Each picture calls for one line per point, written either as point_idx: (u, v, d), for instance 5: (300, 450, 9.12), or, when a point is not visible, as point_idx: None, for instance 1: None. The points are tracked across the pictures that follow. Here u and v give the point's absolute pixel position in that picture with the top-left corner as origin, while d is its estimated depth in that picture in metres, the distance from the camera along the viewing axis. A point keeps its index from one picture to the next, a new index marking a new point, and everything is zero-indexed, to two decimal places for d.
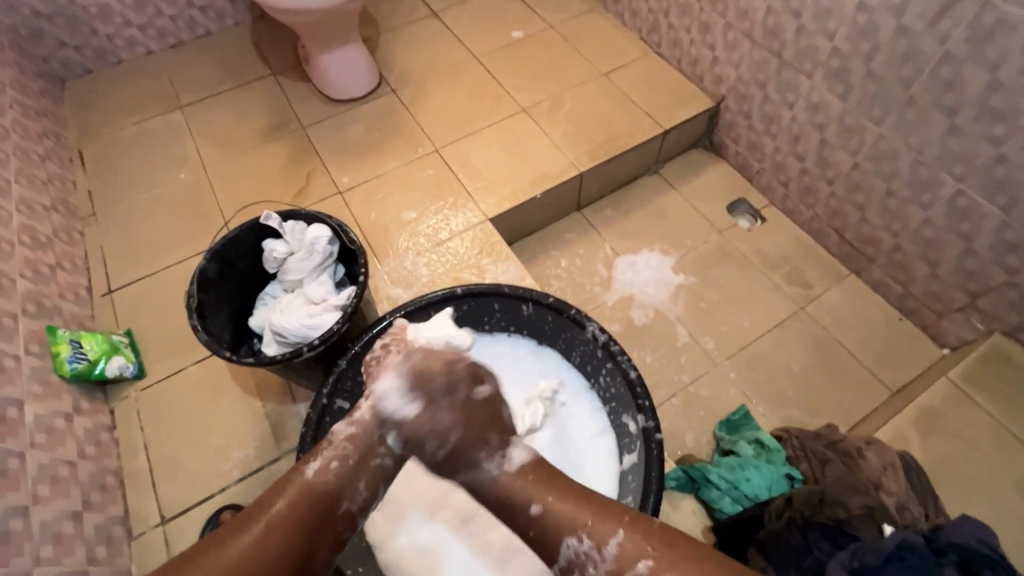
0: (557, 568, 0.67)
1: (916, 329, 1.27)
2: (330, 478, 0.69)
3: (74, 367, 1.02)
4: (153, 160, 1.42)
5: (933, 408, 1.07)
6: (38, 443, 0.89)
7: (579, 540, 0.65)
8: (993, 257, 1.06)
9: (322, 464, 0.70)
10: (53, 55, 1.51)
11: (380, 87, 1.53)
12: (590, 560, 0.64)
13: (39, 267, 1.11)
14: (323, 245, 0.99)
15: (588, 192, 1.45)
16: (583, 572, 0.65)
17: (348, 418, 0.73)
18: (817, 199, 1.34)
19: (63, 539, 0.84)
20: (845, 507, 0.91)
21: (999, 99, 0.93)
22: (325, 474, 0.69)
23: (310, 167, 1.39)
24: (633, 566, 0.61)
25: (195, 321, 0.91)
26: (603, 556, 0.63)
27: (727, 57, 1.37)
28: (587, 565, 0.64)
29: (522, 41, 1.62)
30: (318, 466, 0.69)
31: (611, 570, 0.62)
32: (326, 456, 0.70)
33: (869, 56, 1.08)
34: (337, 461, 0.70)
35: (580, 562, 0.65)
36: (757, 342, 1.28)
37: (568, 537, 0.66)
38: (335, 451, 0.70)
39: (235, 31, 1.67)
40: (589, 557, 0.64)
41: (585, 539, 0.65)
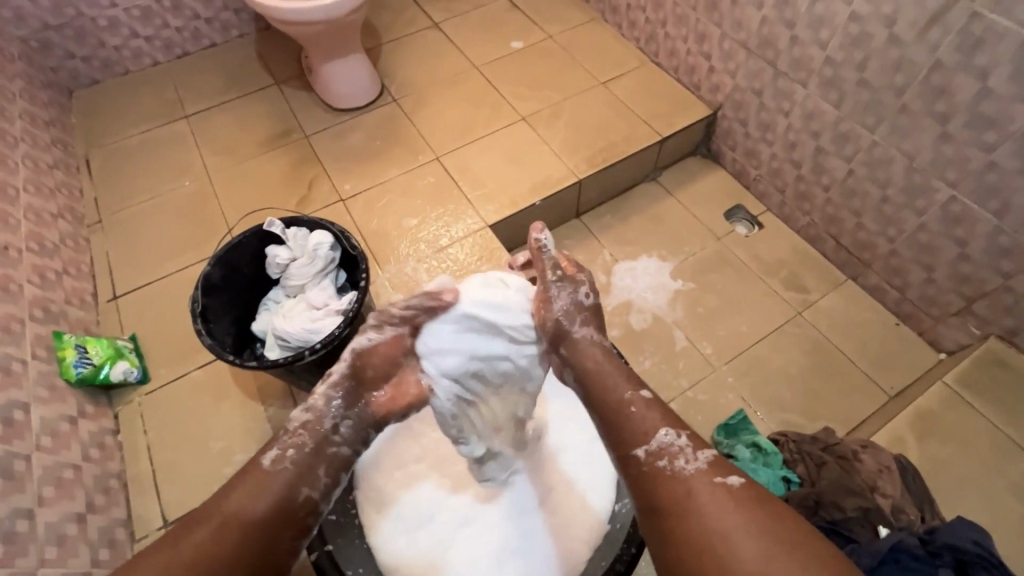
0: (645, 449, 0.65)
1: (913, 333, 1.28)
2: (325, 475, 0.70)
3: (80, 371, 1.03)
4: (157, 168, 1.44)
5: (930, 411, 1.08)
6: (44, 446, 0.90)
7: (676, 434, 0.65)
8: (987, 262, 1.07)
9: (278, 453, 0.70)
10: (62, 65, 1.54)
11: (382, 97, 1.56)
12: (682, 454, 0.63)
13: (46, 273, 1.13)
14: (325, 250, 1.00)
15: (587, 199, 1.47)
16: (670, 463, 0.63)
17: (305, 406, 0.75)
18: (813, 205, 1.36)
19: (66, 541, 0.85)
20: (840, 508, 0.92)
21: (990, 106, 0.95)
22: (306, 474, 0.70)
23: (312, 175, 1.41)
24: (719, 477, 0.61)
25: (199, 326, 0.93)
26: (695, 458, 0.63)
27: (723, 66, 1.40)
28: (677, 457, 0.63)
29: (522, 51, 1.64)
30: (272, 457, 0.69)
31: (703, 469, 0.62)
32: (283, 446, 0.71)
33: (862, 64, 1.10)
34: (293, 449, 0.71)
35: (671, 453, 0.64)
36: (755, 347, 1.29)
37: (665, 427, 0.65)
38: (291, 439, 0.71)
39: (239, 41, 1.70)
40: (680, 451, 0.64)
41: (683, 436, 0.64)
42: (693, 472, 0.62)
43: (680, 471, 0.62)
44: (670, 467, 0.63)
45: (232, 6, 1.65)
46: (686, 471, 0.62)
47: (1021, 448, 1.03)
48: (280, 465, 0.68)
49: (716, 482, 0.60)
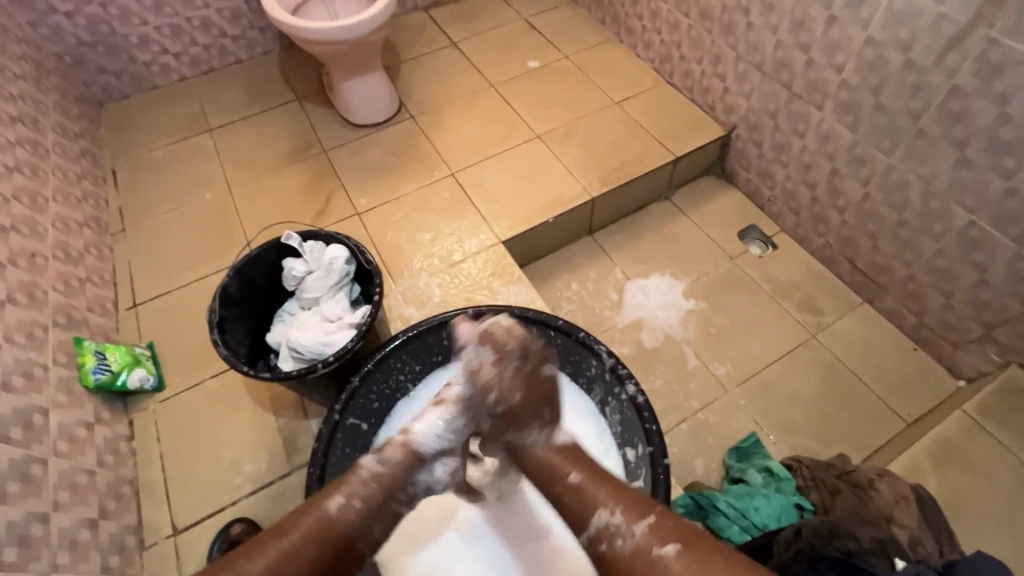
0: (585, 537, 0.67)
1: (932, 360, 1.26)
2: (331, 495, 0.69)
3: (98, 377, 1.05)
4: (180, 180, 1.48)
5: (948, 440, 1.05)
6: (61, 451, 0.92)
7: (611, 513, 0.66)
8: (1008, 288, 1.05)
9: (343, 500, 0.68)
10: (94, 80, 1.60)
11: (399, 113, 1.59)
12: (619, 534, 0.64)
13: (70, 280, 1.16)
14: (340, 264, 1.02)
15: (599, 217, 1.47)
16: (609, 545, 0.64)
17: (376, 456, 0.72)
18: (828, 227, 1.35)
19: (78, 547, 0.86)
20: (855, 539, 0.88)
21: (1008, 132, 0.95)
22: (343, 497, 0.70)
23: (329, 189, 1.44)
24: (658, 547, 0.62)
25: (215, 336, 0.94)
26: (631, 533, 0.64)
27: (738, 87, 1.40)
28: (615, 539, 0.64)
29: (538, 70, 1.67)
30: (340, 502, 0.68)
31: (641, 544, 0.63)
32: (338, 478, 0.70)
33: (878, 89, 1.10)
34: (358, 499, 0.69)
35: (609, 534, 0.65)
36: (768, 369, 1.27)
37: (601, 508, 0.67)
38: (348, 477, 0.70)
39: (264, 58, 1.75)
40: (618, 530, 0.65)
41: (617, 513, 0.65)
42: (631, 552, 0.63)
43: (621, 554, 0.63)
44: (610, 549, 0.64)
45: (258, 25, 1.70)
46: (625, 552, 0.63)
47: None
48: (347, 515, 0.67)
49: (652, 558, 0.61)
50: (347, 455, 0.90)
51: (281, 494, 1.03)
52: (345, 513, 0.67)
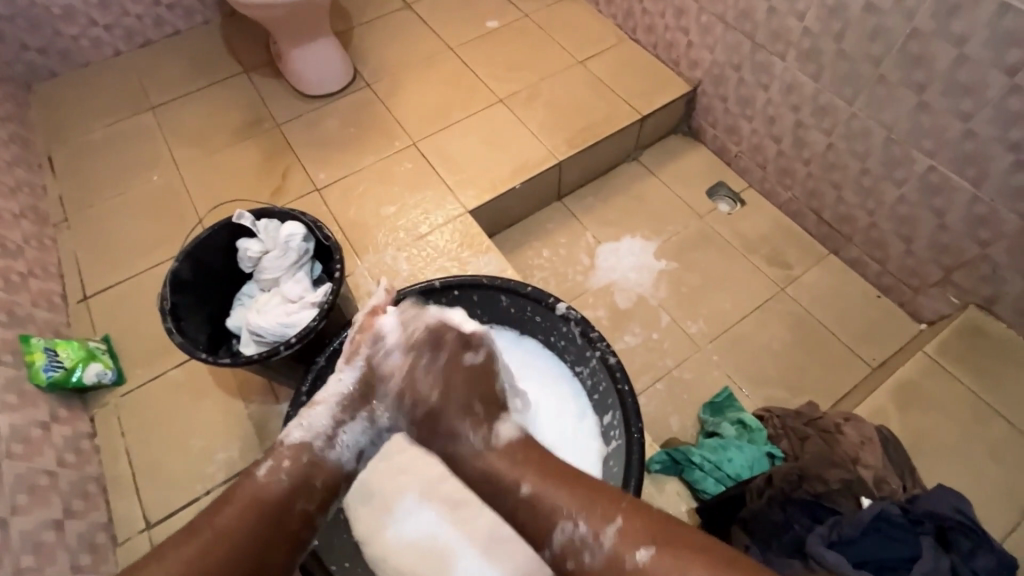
0: (550, 553, 0.67)
1: (895, 306, 1.29)
2: (283, 479, 0.71)
3: (50, 375, 1.00)
4: (123, 163, 1.39)
5: (911, 382, 1.08)
6: (14, 453, 0.87)
7: (570, 527, 0.66)
8: (967, 231, 1.07)
9: (274, 463, 0.73)
10: (17, 58, 1.48)
11: (354, 82, 1.51)
12: (585, 547, 0.64)
13: (9, 275, 1.09)
14: (297, 242, 0.97)
15: (568, 181, 1.45)
16: (577, 560, 0.65)
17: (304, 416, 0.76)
18: (794, 179, 1.35)
19: (43, 548, 0.83)
20: (823, 481, 0.91)
21: (966, 73, 0.94)
22: (274, 476, 0.72)
23: (286, 165, 1.37)
24: (630, 556, 0.62)
25: (168, 325, 0.89)
26: (600, 543, 0.64)
27: (702, 41, 1.37)
28: (581, 553, 0.65)
29: (497, 30, 1.60)
30: (267, 470, 0.72)
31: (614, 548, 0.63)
32: (279, 456, 0.73)
33: (839, 35, 1.09)
34: (288, 461, 0.73)
35: (575, 549, 0.65)
36: (739, 324, 1.29)
37: (563, 520, 0.66)
38: (285, 452, 0.73)
39: (205, 28, 1.64)
40: (582, 544, 0.65)
41: (579, 525, 0.65)
42: (603, 563, 0.63)
43: (590, 566, 0.64)
44: (577, 566, 0.64)
45: None
46: (593, 564, 0.64)
47: (999, 414, 1.04)
48: (274, 481, 0.71)
49: (625, 566, 0.62)
50: None
51: None
52: (273, 479, 0.71)
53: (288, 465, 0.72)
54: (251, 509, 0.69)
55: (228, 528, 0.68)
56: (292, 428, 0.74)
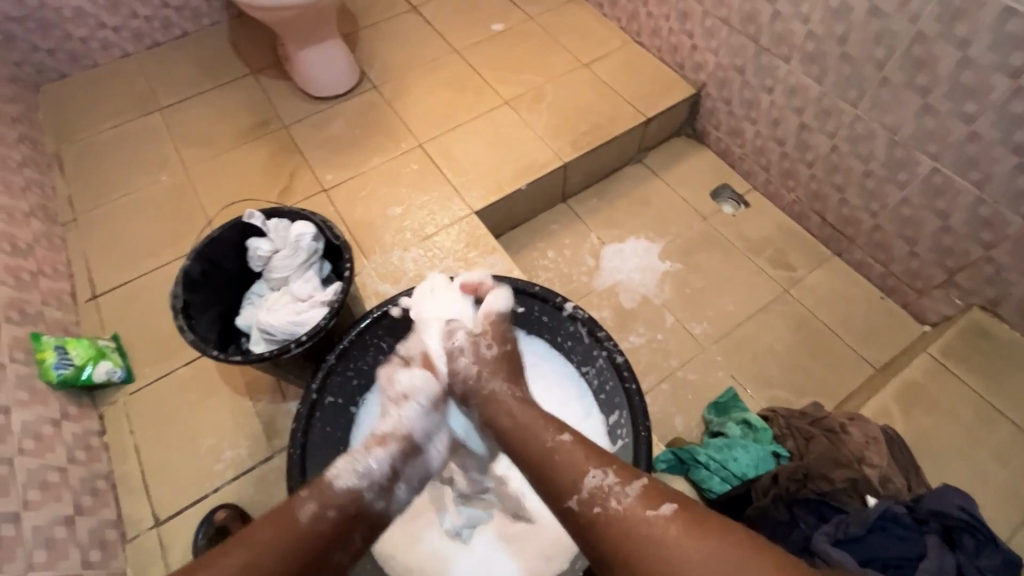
0: (575, 498, 0.62)
1: (898, 307, 1.30)
2: (327, 523, 0.64)
3: (60, 373, 1.01)
4: (131, 164, 1.40)
5: (915, 382, 1.09)
6: (26, 449, 0.88)
7: (602, 474, 0.62)
8: (970, 233, 1.08)
9: (317, 507, 0.65)
10: (27, 59, 1.49)
11: (360, 84, 1.52)
12: (612, 494, 0.60)
13: (20, 273, 1.10)
14: (307, 242, 0.98)
15: (573, 182, 1.46)
16: (604, 508, 0.60)
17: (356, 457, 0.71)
18: (798, 182, 1.36)
19: (55, 544, 0.83)
20: (829, 480, 0.92)
21: (970, 76, 0.95)
22: (320, 520, 0.64)
23: (293, 165, 1.38)
24: (652, 509, 0.58)
25: (180, 322, 0.90)
26: (625, 492, 0.60)
27: (706, 44, 1.38)
28: (609, 499, 0.60)
29: (502, 33, 1.61)
30: (312, 512, 0.64)
31: (636, 500, 0.59)
32: (324, 499, 0.66)
33: (843, 38, 1.10)
34: (333, 509, 0.66)
35: (603, 496, 0.61)
36: (743, 325, 1.30)
37: (592, 468, 0.63)
38: (335, 497, 0.67)
39: (212, 30, 1.65)
40: (611, 491, 0.61)
41: (610, 474, 0.62)
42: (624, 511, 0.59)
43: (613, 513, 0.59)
44: (603, 512, 0.60)
45: None
46: (620, 511, 0.59)
47: (1003, 414, 1.05)
48: (319, 524, 0.64)
49: (647, 516, 0.57)
50: (328, 433, 0.89)
51: (264, 478, 1.02)
52: (319, 521, 0.64)
53: (335, 506, 0.66)
54: (287, 550, 0.60)
55: (262, 565, 0.58)
56: (343, 468, 0.69)
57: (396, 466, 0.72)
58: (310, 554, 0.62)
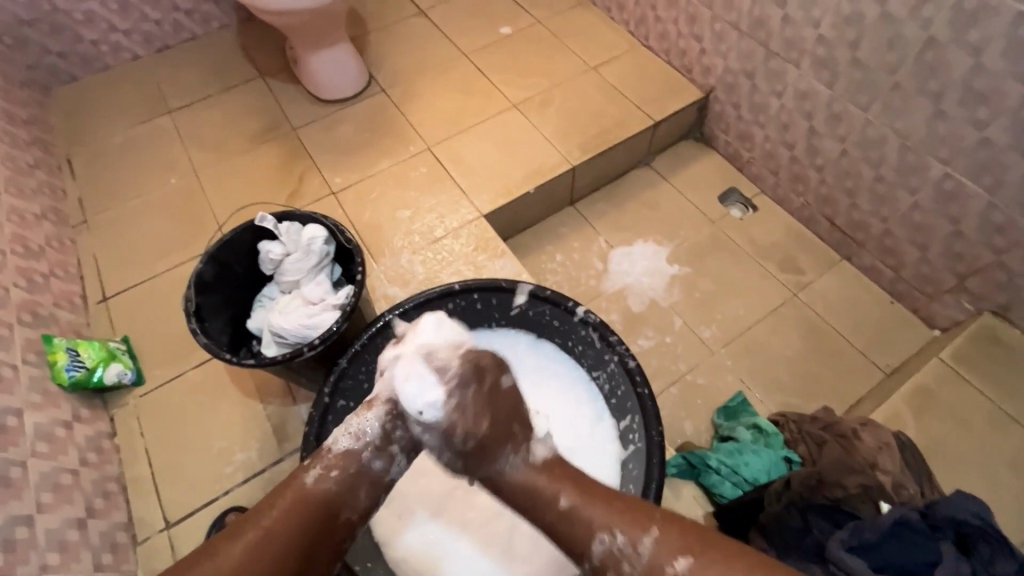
0: (591, 566, 0.64)
1: (908, 312, 1.29)
2: (330, 486, 0.68)
3: (72, 375, 1.01)
4: (142, 166, 1.41)
5: (927, 388, 1.08)
6: (39, 451, 0.89)
7: (609, 538, 0.63)
8: (981, 238, 1.08)
9: (320, 472, 0.69)
10: (38, 62, 1.50)
11: (369, 87, 1.53)
12: (625, 558, 0.62)
13: (32, 275, 1.11)
14: (318, 245, 0.98)
15: (581, 186, 1.46)
16: (619, 570, 0.62)
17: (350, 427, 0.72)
18: (807, 186, 1.36)
19: (68, 546, 0.84)
20: (842, 485, 0.90)
21: (982, 81, 0.95)
22: (323, 483, 0.68)
23: (302, 168, 1.39)
24: (669, 565, 0.60)
25: (193, 325, 0.91)
26: (638, 552, 0.62)
27: (715, 48, 1.38)
28: (622, 563, 0.62)
29: (511, 37, 1.62)
30: (316, 475, 0.69)
31: (652, 563, 0.61)
32: (326, 465, 0.69)
33: (854, 43, 1.10)
34: (335, 469, 0.69)
35: (615, 560, 0.62)
36: (753, 329, 1.29)
37: (601, 532, 0.64)
38: (333, 460, 0.70)
39: (222, 33, 1.66)
40: (623, 554, 0.62)
41: (618, 537, 0.63)
42: (644, 570, 0.61)
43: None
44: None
45: None
46: (639, 574, 0.61)
47: (1016, 421, 1.04)
48: (324, 485, 0.68)
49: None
50: None
51: (274, 481, 1.02)
52: (323, 484, 0.68)
53: (338, 467, 0.69)
54: (299, 508, 0.66)
55: (278, 530, 0.64)
56: (340, 435, 0.72)
57: (388, 426, 0.71)
58: (320, 512, 0.67)
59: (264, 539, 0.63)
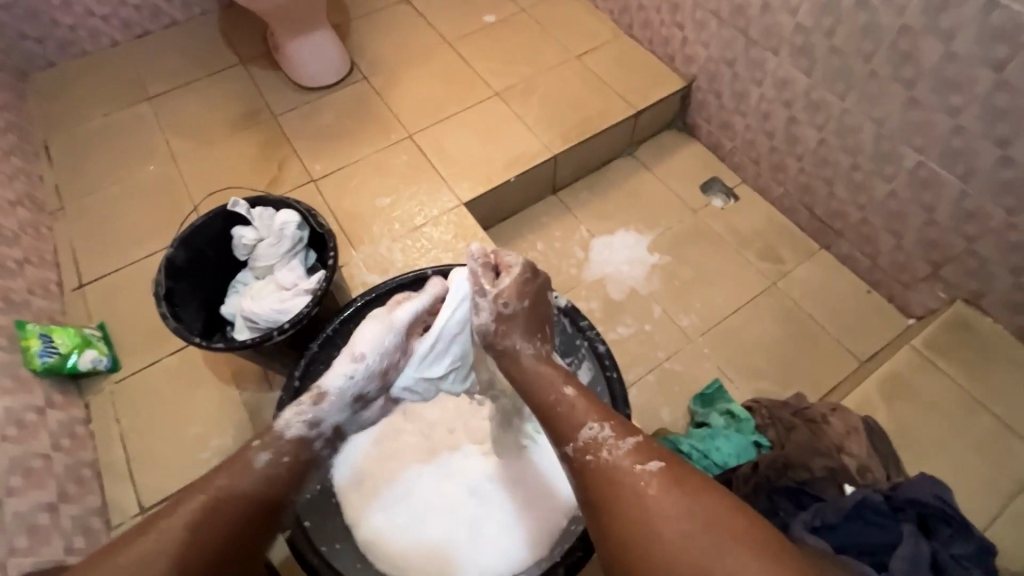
0: (571, 447, 0.65)
1: (884, 301, 1.30)
2: (282, 469, 0.72)
3: (45, 360, 1.01)
4: (119, 153, 1.40)
5: (898, 373, 1.10)
6: (10, 436, 0.89)
7: (599, 427, 0.64)
8: (954, 226, 1.09)
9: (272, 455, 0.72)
10: (13, 47, 1.48)
11: (351, 74, 1.52)
12: (605, 446, 0.63)
13: (5, 261, 1.10)
14: (291, 230, 0.98)
15: (563, 174, 1.45)
16: (595, 457, 0.62)
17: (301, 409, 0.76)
18: (787, 175, 1.36)
19: (39, 530, 0.84)
20: (808, 469, 0.94)
21: (954, 69, 0.95)
22: (275, 466, 0.71)
23: (282, 156, 1.38)
24: (640, 464, 0.60)
25: (163, 310, 0.90)
26: (619, 445, 0.62)
27: (697, 36, 1.38)
28: (601, 450, 0.63)
29: (494, 25, 1.61)
30: (268, 458, 0.71)
31: (624, 457, 0.61)
32: (279, 449, 0.72)
33: (831, 31, 1.10)
34: (287, 454, 0.73)
35: (596, 446, 0.63)
36: (731, 317, 1.30)
37: (591, 421, 0.65)
38: (285, 444, 0.73)
39: (202, 19, 1.64)
40: (605, 443, 0.63)
41: (607, 427, 0.64)
42: (615, 463, 0.61)
43: (604, 463, 0.62)
44: (595, 460, 0.62)
45: None
46: (614, 461, 0.61)
47: (984, 406, 1.06)
48: (273, 468, 0.71)
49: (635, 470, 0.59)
50: None
51: None
52: (275, 465, 0.71)
53: (289, 452, 0.73)
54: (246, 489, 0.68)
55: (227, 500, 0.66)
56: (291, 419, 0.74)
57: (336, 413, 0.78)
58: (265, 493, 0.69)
59: (210, 514, 0.64)
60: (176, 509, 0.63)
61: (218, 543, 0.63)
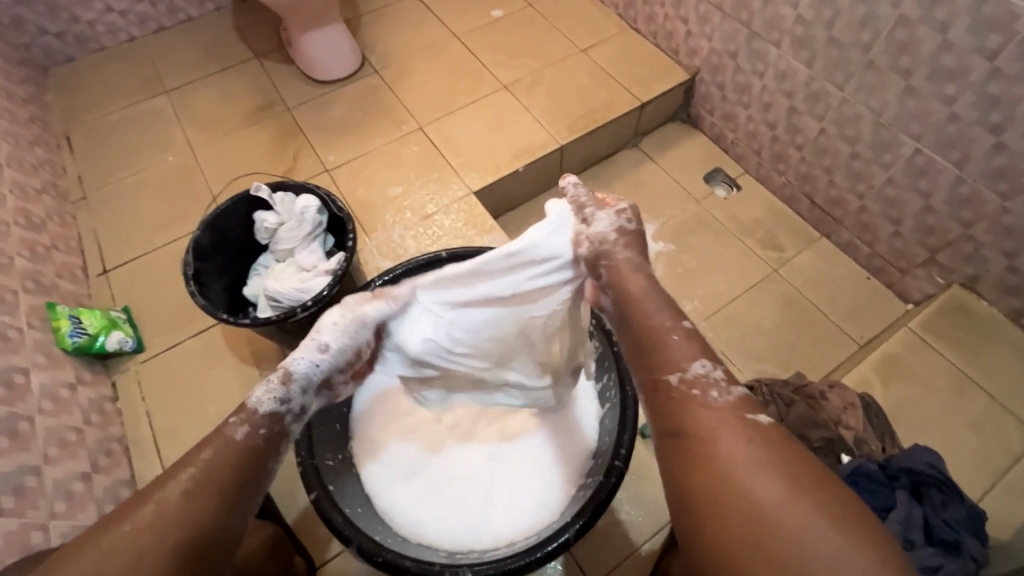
0: (677, 376, 0.60)
1: (883, 287, 1.34)
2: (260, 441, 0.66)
3: (75, 340, 1.06)
4: (138, 144, 1.44)
5: (895, 355, 1.13)
6: (45, 409, 0.93)
7: (711, 367, 0.60)
8: (950, 212, 1.12)
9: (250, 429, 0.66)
10: (35, 42, 1.53)
11: (363, 68, 1.56)
12: (714, 387, 0.59)
13: (35, 247, 1.15)
14: (312, 214, 1.03)
15: (570, 164, 1.49)
16: (702, 394, 0.58)
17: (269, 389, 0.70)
18: (788, 165, 1.40)
19: (74, 496, 0.89)
20: (807, 440, 0.98)
21: (949, 58, 0.99)
22: (254, 439, 0.66)
23: (297, 146, 1.42)
24: (749, 414, 0.56)
25: (192, 288, 0.95)
26: (730, 391, 0.58)
27: (701, 30, 1.42)
28: (709, 390, 0.58)
29: (501, 20, 1.65)
30: (245, 431, 0.66)
31: (732, 403, 0.57)
32: (254, 422, 0.67)
33: (831, 22, 1.13)
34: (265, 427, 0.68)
35: (702, 384, 0.59)
36: (733, 303, 1.34)
37: (703, 359, 0.61)
38: (261, 418, 0.68)
39: (216, 15, 1.68)
40: (714, 384, 0.59)
41: (717, 369, 0.60)
42: (724, 404, 0.57)
43: (712, 402, 0.58)
44: (701, 397, 0.58)
45: None
46: (718, 403, 0.57)
47: (978, 386, 1.09)
48: (252, 440, 0.65)
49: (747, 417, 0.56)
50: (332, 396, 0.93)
51: None
52: (253, 437, 0.66)
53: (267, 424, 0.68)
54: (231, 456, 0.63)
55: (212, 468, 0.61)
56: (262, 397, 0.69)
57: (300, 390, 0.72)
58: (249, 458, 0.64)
59: (200, 481, 0.60)
60: (164, 482, 0.59)
61: (210, 506, 0.58)
